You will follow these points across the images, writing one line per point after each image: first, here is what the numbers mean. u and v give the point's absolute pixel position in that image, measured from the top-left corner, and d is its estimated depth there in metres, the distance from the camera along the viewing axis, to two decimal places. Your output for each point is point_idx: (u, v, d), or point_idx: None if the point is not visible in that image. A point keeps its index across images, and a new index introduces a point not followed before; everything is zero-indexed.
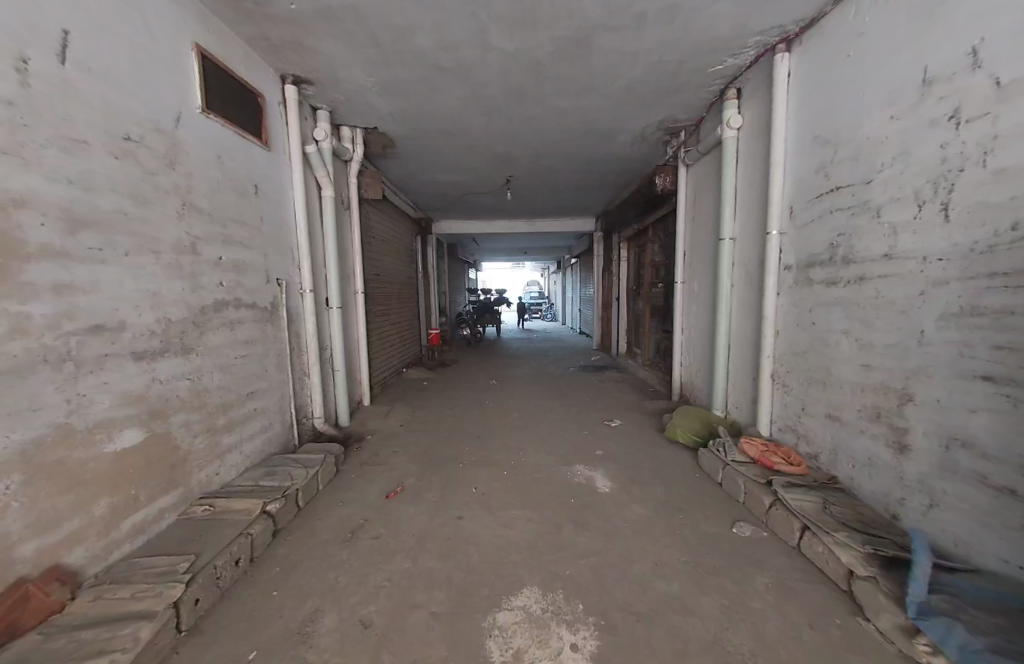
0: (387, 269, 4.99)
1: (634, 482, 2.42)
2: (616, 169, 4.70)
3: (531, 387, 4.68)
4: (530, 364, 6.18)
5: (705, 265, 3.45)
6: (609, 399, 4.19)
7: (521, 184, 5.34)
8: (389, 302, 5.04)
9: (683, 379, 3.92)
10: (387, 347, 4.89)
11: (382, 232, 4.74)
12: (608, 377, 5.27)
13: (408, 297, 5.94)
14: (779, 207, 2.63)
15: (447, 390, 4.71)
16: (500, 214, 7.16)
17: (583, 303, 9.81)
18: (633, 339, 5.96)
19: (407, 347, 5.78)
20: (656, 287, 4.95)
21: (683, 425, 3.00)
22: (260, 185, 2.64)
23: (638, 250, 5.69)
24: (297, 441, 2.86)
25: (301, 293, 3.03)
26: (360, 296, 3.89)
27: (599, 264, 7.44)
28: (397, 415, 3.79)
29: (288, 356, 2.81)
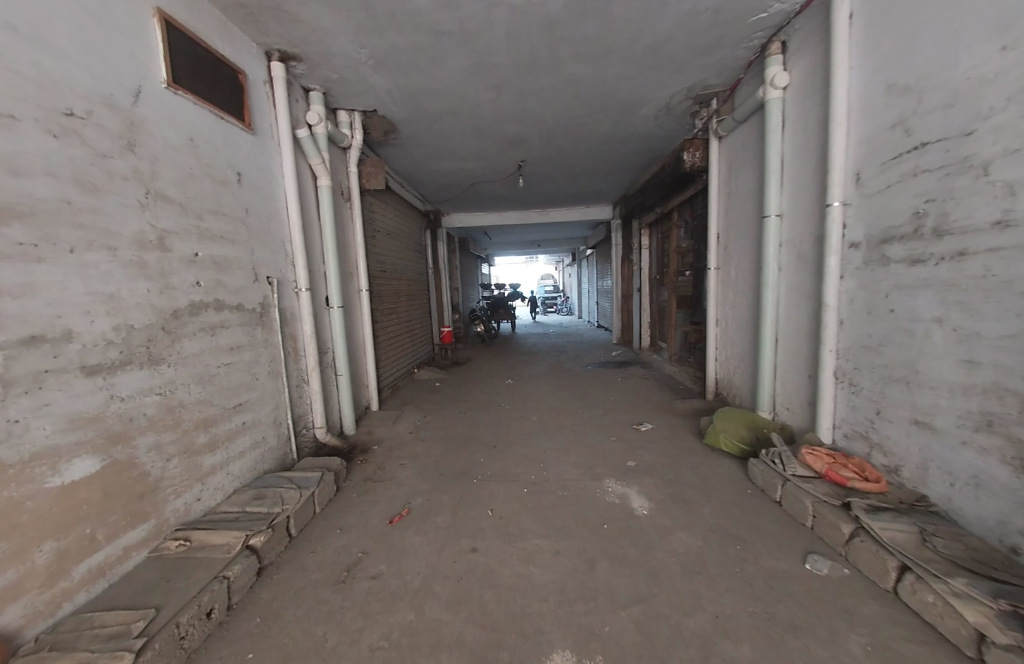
0: (394, 265, 4.70)
1: (676, 501, 2.07)
2: (637, 147, 4.29)
3: (550, 387, 4.35)
4: (548, 362, 5.84)
5: (747, 248, 3.03)
6: (636, 399, 3.82)
7: (533, 170, 4.98)
8: (397, 300, 4.76)
9: (721, 376, 3.52)
10: (396, 348, 4.62)
11: (386, 225, 4.44)
12: (632, 374, 4.89)
13: (418, 293, 5.65)
14: (841, 173, 2.19)
15: (459, 392, 4.42)
16: (511, 205, 6.81)
17: (601, 295, 9.38)
18: (657, 332, 5.54)
19: (418, 346, 5.52)
20: (684, 275, 4.53)
21: (726, 431, 2.62)
22: (244, 173, 2.37)
23: (662, 235, 5.25)
24: (295, 455, 2.60)
25: (297, 292, 2.76)
26: (364, 294, 3.61)
27: (618, 253, 7.02)
28: (406, 421, 3.52)
29: (282, 361, 2.55)
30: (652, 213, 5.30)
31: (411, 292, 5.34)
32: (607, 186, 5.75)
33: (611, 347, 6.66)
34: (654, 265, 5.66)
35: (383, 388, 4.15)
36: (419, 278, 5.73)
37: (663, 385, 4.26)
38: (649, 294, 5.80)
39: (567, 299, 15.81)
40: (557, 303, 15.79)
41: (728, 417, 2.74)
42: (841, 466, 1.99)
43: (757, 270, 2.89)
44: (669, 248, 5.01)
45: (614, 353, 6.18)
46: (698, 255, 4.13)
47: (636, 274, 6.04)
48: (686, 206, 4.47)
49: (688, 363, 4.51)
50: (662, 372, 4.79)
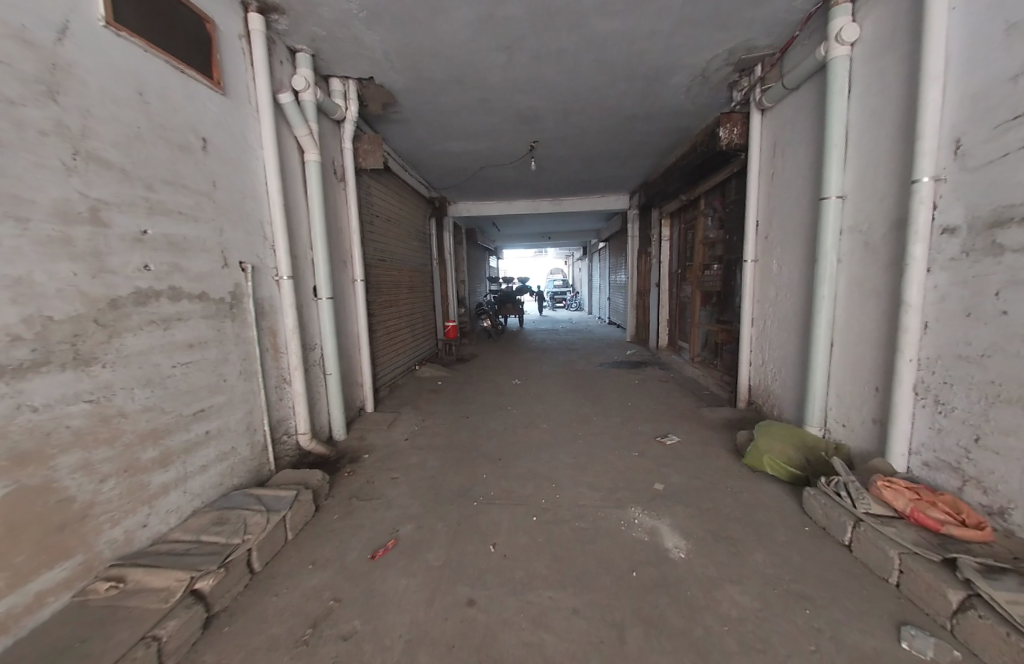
0: (394, 254, 4.35)
1: (719, 539, 1.70)
2: (663, 126, 3.86)
3: (561, 389, 3.99)
4: (558, 360, 5.48)
5: (797, 237, 2.61)
6: (658, 406, 3.44)
7: (547, 153, 4.57)
8: (398, 292, 4.42)
9: (758, 382, 3.12)
10: (396, 344, 4.29)
11: (386, 210, 4.08)
12: (650, 375, 4.51)
13: (421, 285, 5.31)
14: (932, 141, 1.73)
15: (463, 392, 4.07)
16: (521, 193, 6.41)
17: (614, 290, 8.97)
18: (678, 331, 5.12)
19: (420, 342, 5.18)
20: (712, 269, 4.11)
21: (771, 451, 2.25)
22: (210, 139, 2.03)
23: (685, 226, 4.82)
24: (272, 466, 2.29)
25: (278, 280, 2.42)
26: (359, 284, 3.27)
27: (635, 246, 6.58)
28: (403, 425, 3.19)
29: (257, 360, 2.23)
30: (674, 202, 4.86)
31: (414, 284, 5.00)
32: (625, 172, 5.32)
33: (625, 346, 6.27)
34: (675, 258, 5.23)
35: (381, 387, 3.83)
36: (422, 269, 5.38)
37: (686, 390, 3.87)
38: (668, 290, 5.38)
39: (577, 293, 15.37)
40: (567, 298, 15.37)
41: (773, 434, 2.36)
42: (930, 505, 1.59)
43: (810, 262, 2.47)
44: (694, 239, 4.58)
45: (629, 353, 5.78)
46: (730, 247, 3.71)
47: (655, 267, 5.61)
48: (716, 192, 4.03)
49: (713, 366, 4.10)
50: (683, 374, 4.39)
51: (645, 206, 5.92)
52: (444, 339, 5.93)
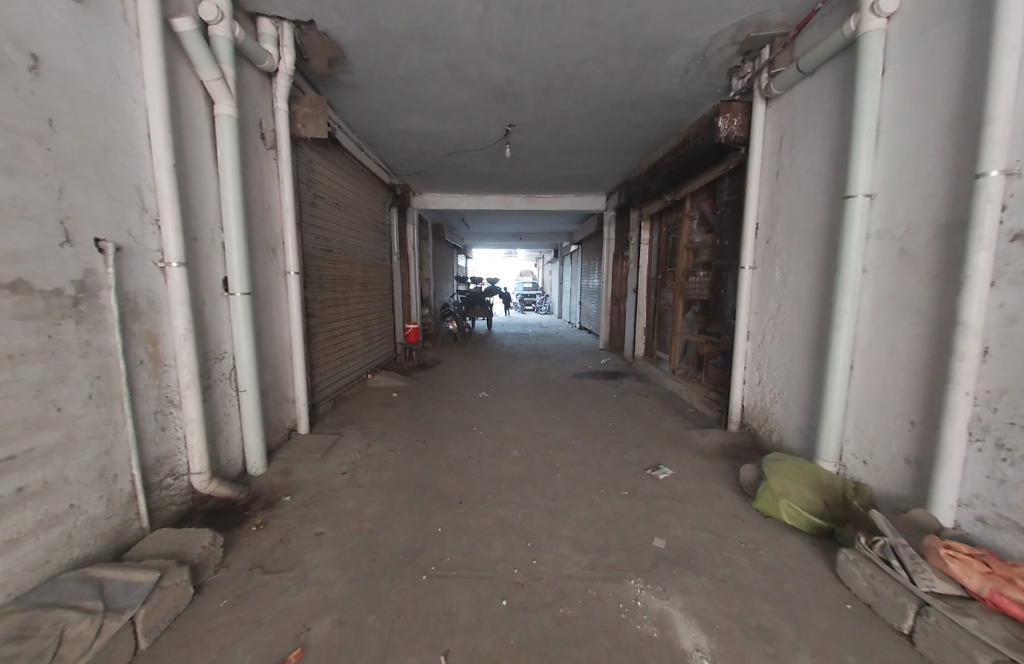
0: (343, 245, 3.72)
1: (748, 632, 1.28)
2: (651, 119, 3.50)
3: (533, 404, 3.52)
4: (529, 369, 5.03)
5: (812, 242, 2.27)
6: (641, 426, 3.05)
7: (522, 142, 4.11)
8: (347, 290, 3.79)
9: (753, 404, 2.79)
10: (342, 350, 3.66)
11: (333, 193, 3.46)
12: (628, 389, 4.15)
13: (378, 283, 4.69)
14: (1008, 128, 1.40)
15: (419, 407, 3.52)
16: (493, 187, 5.93)
17: (586, 294, 8.68)
18: (655, 341, 4.80)
19: (374, 346, 4.55)
20: (697, 275, 3.81)
21: (788, 495, 1.90)
22: (46, 57, 1.35)
23: (667, 229, 4.50)
24: (145, 524, 1.67)
25: (164, 268, 1.77)
26: (293, 278, 2.66)
27: (611, 249, 6.26)
28: (342, 452, 2.60)
29: (126, 377, 1.59)
30: (656, 204, 4.54)
31: (368, 281, 4.38)
32: (605, 170, 4.96)
33: (598, 354, 5.93)
34: (654, 263, 4.91)
35: (320, 403, 3.20)
36: (379, 264, 4.76)
37: (669, 408, 3.53)
38: (646, 297, 5.06)
39: (547, 297, 15.07)
40: (537, 301, 15.05)
41: (787, 473, 2.00)
42: (1009, 582, 1.24)
43: (830, 271, 2.13)
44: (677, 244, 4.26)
45: (603, 362, 5.43)
46: (717, 253, 3.39)
47: (632, 272, 5.29)
48: (703, 193, 3.71)
49: (696, 381, 3.78)
50: (662, 388, 4.06)
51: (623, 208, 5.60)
52: (403, 343, 5.32)
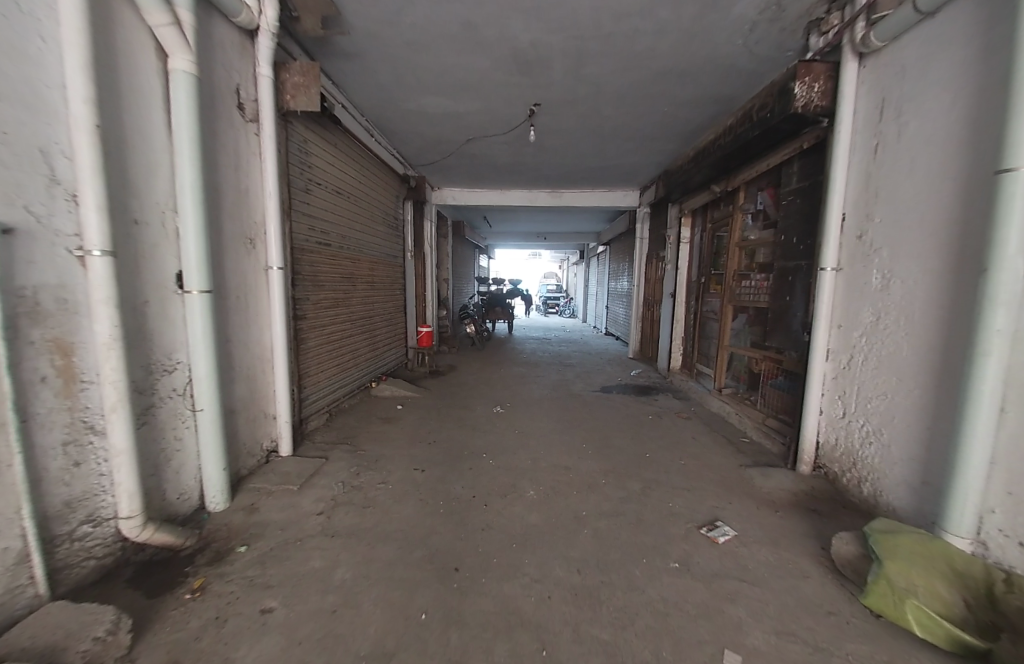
0: (349, 240, 3.33)
1: None
2: (702, 95, 2.94)
3: (556, 425, 3.02)
4: (551, 379, 4.52)
5: (926, 235, 1.70)
6: (687, 461, 2.50)
7: (548, 126, 3.62)
8: (352, 290, 3.40)
9: (833, 442, 2.21)
10: (343, 356, 3.27)
11: (337, 180, 3.06)
12: (666, 408, 3.58)
13: (391, 282, 4.29)
14: None
15: (424, 423, 3.07)
16: (516, 181, 5.45)
17: (615, 297, 8.08)
18: (696, 353, 4.20)
19: (385, 352, 4.15)
20: (753, 278, 3.21)
21: (915, 593, 1.31)
22: None
23: (714, 226, 3.90)
24: (41, 595, 1.29)
25: (84, 257, 1.39)
26: (276, 274, 2.29)
27: (644, 249, 5.67)
28: (324, 481, 2.17)
29: (16, 401, 1.21)
30: (701, 196, 3.94)
31: (379, 281, 3.98)
32: (641, 159, 4.39)
33: (628, 364, 5.35)
34: (697, 265, 4.31)
35: (311, 416, 2.82)
36: (393, 262, 4.36)
37: (718, 436, 2.95)
38: (686, 303, 4.46)
39: (571, 300, 14.47)
40: (560, 304, 14.48)
41: (912, 558, 1.40)
42: None
43: (961, 274, 1.56)
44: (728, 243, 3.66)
45: (634, 374, 4.86)
46: (781, 252, 2.79)
47: (669, 275, 4.69)
48: (763, 181, 3.11)
49: (749, 404, 3.18)
50: (707, 409, 3.47)
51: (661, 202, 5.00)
52: (415, 347, 4.92)
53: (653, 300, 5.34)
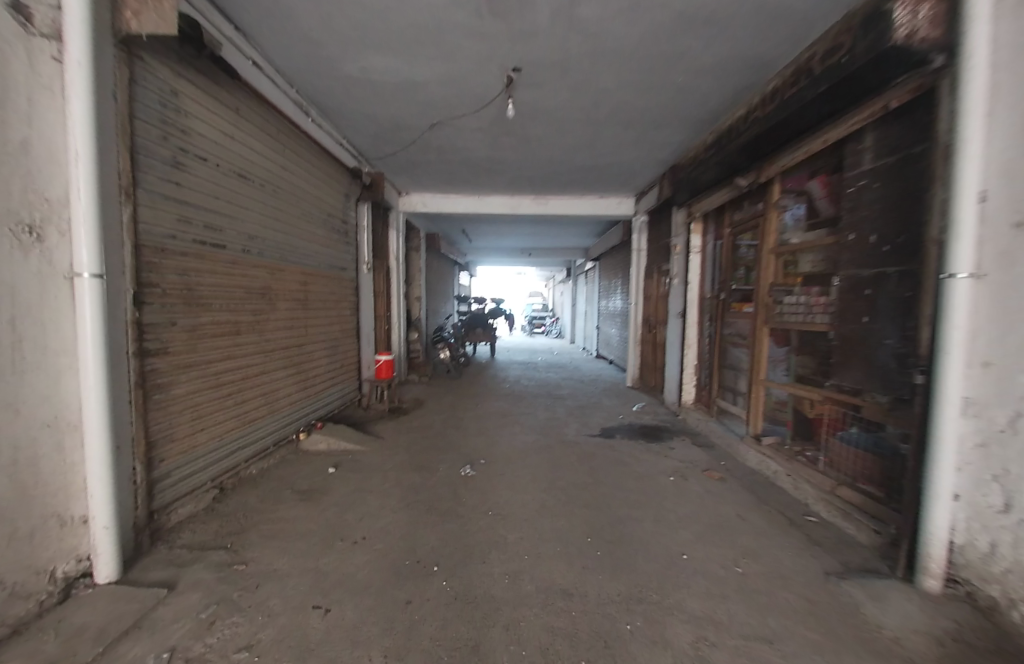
0: (264, 243, 2.44)
1: None
2: (732, 56, 2.24)
3: (546, 499, 2.13)
4: (538, 419, 3.65)
5: None
6: (747, 570, 1.63)
7: (531, 104, 2.87)
8: (267, 312, 2.49)
9: (987, 547, 1.40)
10: (250, 405, 2.33)
11: (238, 159, 2.20)
12: (689, 461, 2.73)
13: (337, 301, 3.39)
14: None
15: (357, 500, 2.13)
16: (495, 184, 4.69)
17: (608, 317, 7.33)
18: (716, 386, 3.40)
19: (324, 390, 3.22)
20: (797, 292, 2.47)
21: None
22: None
23: (734, 231, 3.17)
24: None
25: None
26: (90, 289, 1.38)
27: (643, 262, 4.94)
28: (138, 647, 1.21)
29: None
30: (716, 196, 3.24)
31: (316, 298, 3.07)
32: (643, 155, 3.69)
33: (629, 396, 4.53)
34: (711, 279, 3.56)
35: (178, 504, 1.85)
36: (341, 276, 3.48)
37: (772, 512, 2.10)
38: (698, 325, 3.70)
39: (558, 319, 13.74)
40: (547, 324, 13.70)
41: None
42: None
43: None
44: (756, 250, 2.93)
45: (638, 410, 4.02)
46: (851, 257, 2.04)
47: (675, 291, 3.95)
48: (812, 168, 2.40)
49: (803, 461, 2.36)
50: (742, 464, 2.63)
51: (664, 208, 4.30)
52: (370, 380, 3.98)
53: (654, 321, 4.58)
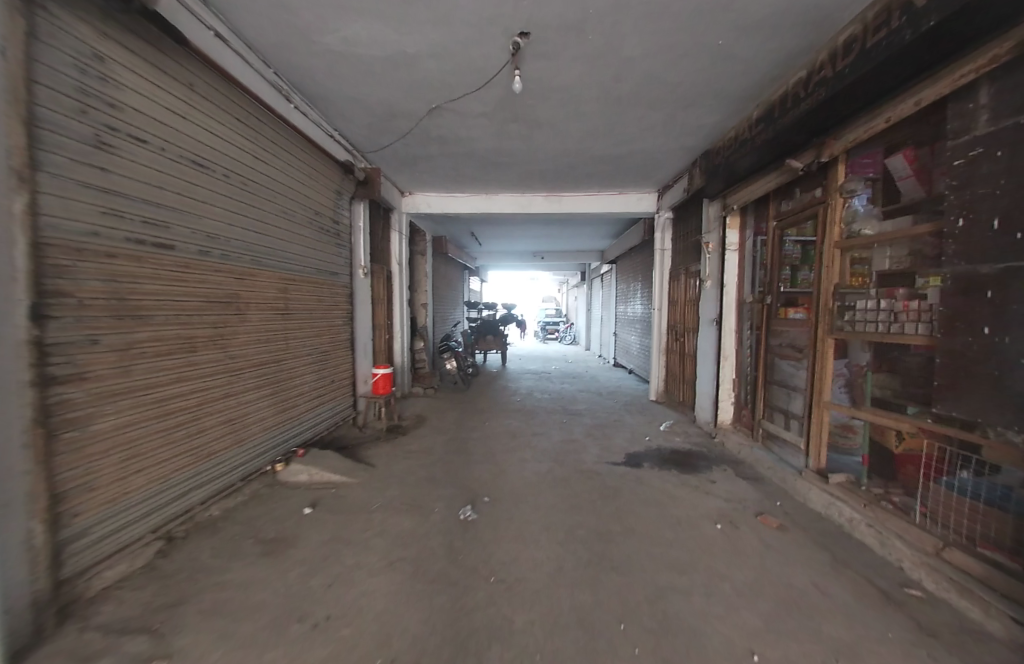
0: (229, 244, 2.11)
1: None
2: (793, 6, 1.76)
3: (563, 560, 1.68)
4: (553, 442, 3.20)
5: None
6: None
7: (541, 80, 2.46)
8: (232, 324, 2.14)
9: None
10: (208, 434, 1.99)
11: (189, 144, 1.87)
12: (736, 501, 2.25)
13: (326, 309, 3.04)
14: None
15: (328, 557, 1.72)
16: (503, 182, 4.28)
17: (626, 324, 6.84)
18: (760, 406, 2.90)
19: (310, 409, 2.87)
20: (872, 297, 1.99)
21: None
22: None
23: (781, 224, 2.70)
24: None
25: None
26: None
27: (669, 263, 4.46)
28: None
29: None
30: (758, 185, 2.78)
31: (301, 306, 2.73)
32: (669, 141, 3.24)
33: (654, 413, 4.05)
34: (753, 281, 3.08)
35: (99, 566, 1.52)
36: (331, 281, 3.13)
37: (859, 579, 1.61)
38: (737, 333, 3.21)
39: (573, 325, 13.26)
40: (560, 331, 13.22)
41: None
42: None
43: None
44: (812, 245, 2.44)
45: (666, 430, 3.54)
46: (952, 250, 1.56)
47: (707, 295, 3.47)
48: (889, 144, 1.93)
49: (888, 509, 1.85)
50: (804, 506, 2.14)
51: (692, 202, 3.83)
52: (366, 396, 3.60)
53: (681, 328, 4.09)
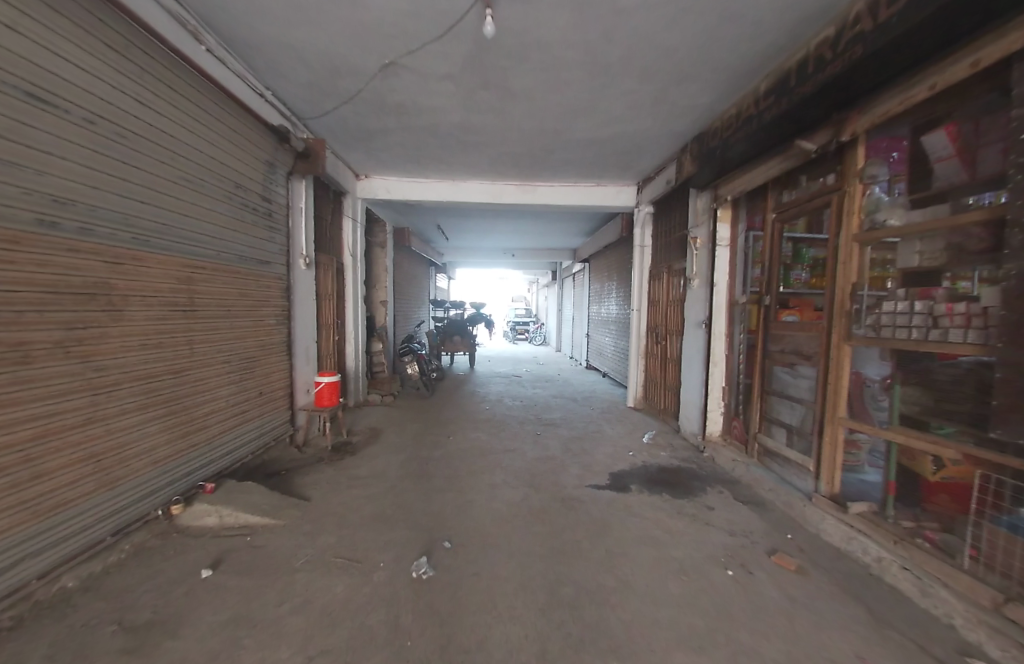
0: (98, 214, 1.52)
1: None
2: None
3: (549, 642, 1.25)
4: (526, 461, 2.77)
5: None
6: None
7: (522, 35, 2.01)
8: (99, 320, 1.54)
9: None
10: (53, 475, 1.40)
11: (26, 63, 1.27)
12: (744, 537, 1.91)
13: (250, 305, 2.45)
14: None
15: (218, 655, 1.20)
16: (472, 167, 3.80)
17: (600, 324, 6.55)
18: (757, 418, 2.61)
19: (228, 430, 2.29)
20: (901, 298, 1.72)
21: None
22: None
23: (783, 216, 2.41)
24: None
25: None
26: None
27: (649, 260, 4.15)
28: None
29: None
30: (757, 172, 2.48)
31: (212, 301, 2.14)
32: (659, 123, 2.88)
33: (635, 422, 3.72)
34: (746, 280, 2.78)
35: None
36: (259, 271, 2.53)
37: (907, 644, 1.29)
38: (727, 337, 2.91)
39: (543, 325, 12.97)
40: (531, 331, 12.91)
41: None
42: None
43: None
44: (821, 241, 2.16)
45: (650, 443, 3.20)
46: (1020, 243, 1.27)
47: (693, 295, 3.15)
48: (923, 120, 1.67)
49: (926, 548, 1.59)
50: (824, 544, 1.85)
51: (680, 195, 3.52)
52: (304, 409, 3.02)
53: (661, 330, 3.79)
